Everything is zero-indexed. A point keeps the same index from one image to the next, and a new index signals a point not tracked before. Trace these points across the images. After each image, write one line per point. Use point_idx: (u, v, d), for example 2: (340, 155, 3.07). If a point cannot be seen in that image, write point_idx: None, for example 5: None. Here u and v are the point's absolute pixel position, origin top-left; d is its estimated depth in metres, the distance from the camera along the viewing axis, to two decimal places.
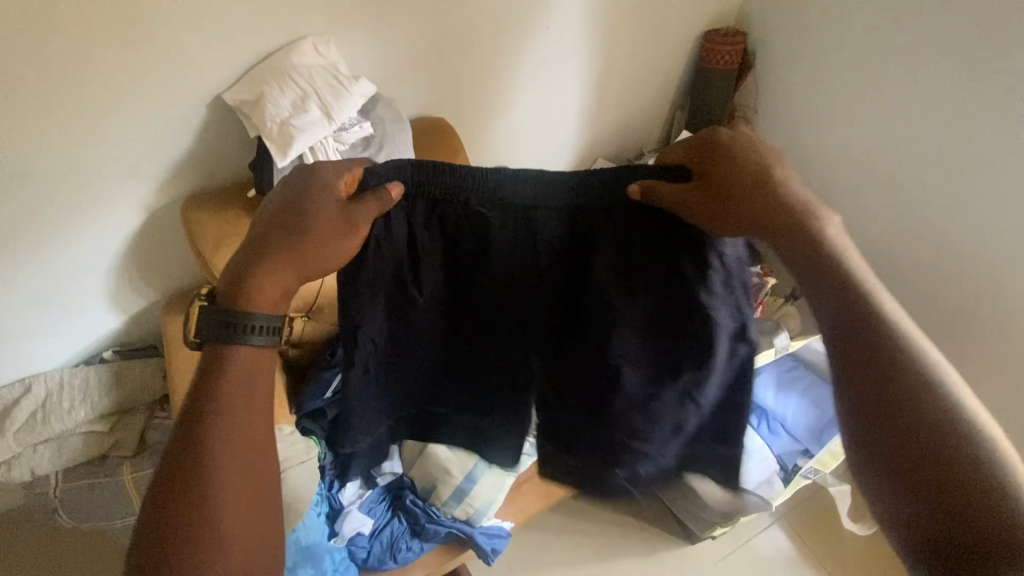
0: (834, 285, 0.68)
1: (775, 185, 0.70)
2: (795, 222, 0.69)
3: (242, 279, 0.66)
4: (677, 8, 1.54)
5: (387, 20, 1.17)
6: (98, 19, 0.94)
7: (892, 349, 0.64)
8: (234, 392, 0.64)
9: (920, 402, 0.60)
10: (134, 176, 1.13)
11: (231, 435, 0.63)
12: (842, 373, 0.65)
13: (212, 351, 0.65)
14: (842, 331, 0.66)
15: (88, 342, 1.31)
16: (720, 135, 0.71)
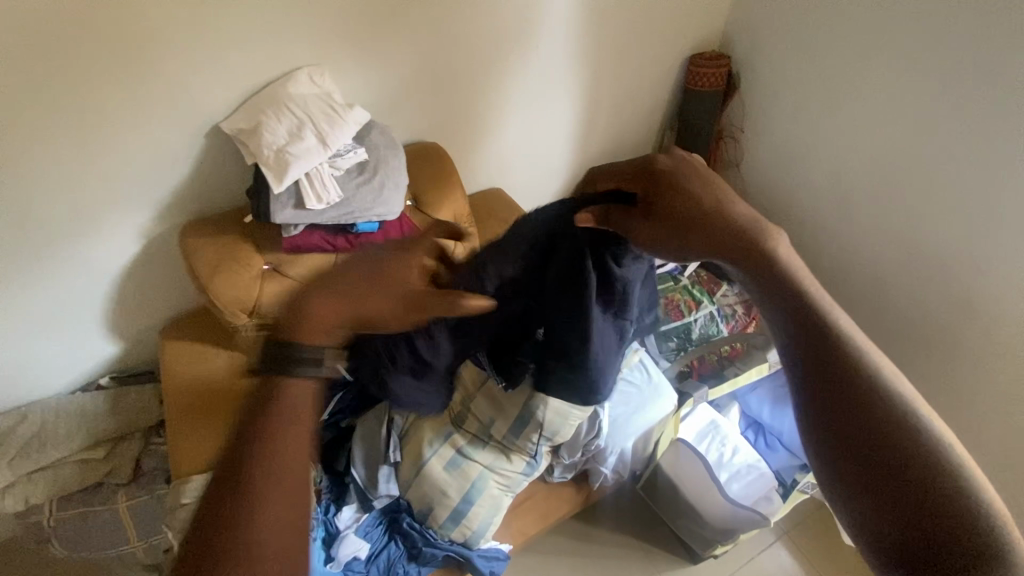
0: (788, 308, 0.58)
1: (718, 207, 0.63)
2: (736, 240, 0.61)
3: (307, 307, 0.57)
4: (659, 33, 1.58)
5: (379, 50, 1.21)
6: (95, 55, 0.97)
7: (862, 383, 0.54)
8: (282, 437, 0.52)
9: (900, 436, 0.52)
10: (132, 205, 1.15)
11: (273, 492, 0.50)
12: (811, 408, 0.55)
13: (261, 388, 0.55)
14: (804, 364, 0.56)
15: (85, 369, 1.32)
16: (659, 161, 0.68)
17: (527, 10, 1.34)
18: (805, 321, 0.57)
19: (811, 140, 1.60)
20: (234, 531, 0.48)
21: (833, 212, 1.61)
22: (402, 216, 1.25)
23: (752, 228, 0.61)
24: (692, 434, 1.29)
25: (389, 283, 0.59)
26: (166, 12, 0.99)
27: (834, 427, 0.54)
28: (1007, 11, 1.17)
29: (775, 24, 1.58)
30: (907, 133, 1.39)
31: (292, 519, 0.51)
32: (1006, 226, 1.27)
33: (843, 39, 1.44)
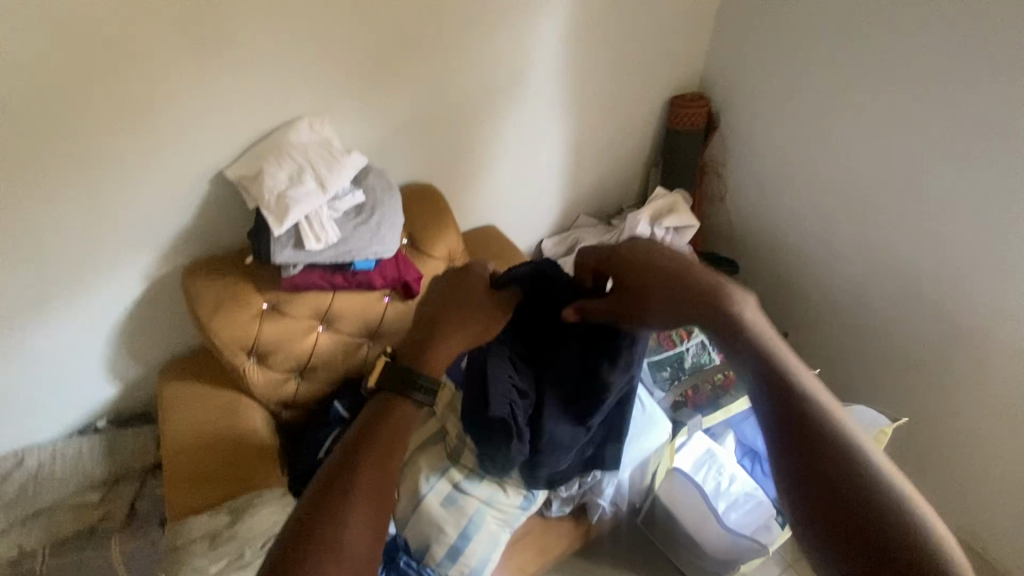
0: (760, 367, 0.60)
1: (686, 273, 0.68)
2: (708, 301, 0.65)
3: (421, 344, 0.70)
4: (639, 77, 1.67)
5: (376, 100, 1.29)
6: (106, 109, 1.04)
7: (835, 445, 0.55)
8: (388, 451, 0.61)
9: (855, 472, 0.53)
10: (138, 248, 1.19)
11: (373, 496, 0.58)
12: (784, 461, 0.56)
13: (381, 403, 0.65)
14: (782, 423, 0.57)
15: (81, 413, 1.32)
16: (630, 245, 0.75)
17: (515, 59, 1.42)
18: (768, 359, 0.60)
19: (789, 173, 1.67)
20: (334, 529, 0.55)
21: (816, 241, 1.66)
22: (398, 254, 1.30)
23: (720, 293, 0.66)
24: (690, 463, 1.29)
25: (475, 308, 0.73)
26: (173, 67, 1.05)
27: (803, 476, 0.54)
28: (959, 48, 1.27)
29: (747, 67, 1.67)
30: (878, 164, 1.46)
31: (376, 527, 0.57)
32: (980, 246, 1.33)
33: (811, 79, 1.54)
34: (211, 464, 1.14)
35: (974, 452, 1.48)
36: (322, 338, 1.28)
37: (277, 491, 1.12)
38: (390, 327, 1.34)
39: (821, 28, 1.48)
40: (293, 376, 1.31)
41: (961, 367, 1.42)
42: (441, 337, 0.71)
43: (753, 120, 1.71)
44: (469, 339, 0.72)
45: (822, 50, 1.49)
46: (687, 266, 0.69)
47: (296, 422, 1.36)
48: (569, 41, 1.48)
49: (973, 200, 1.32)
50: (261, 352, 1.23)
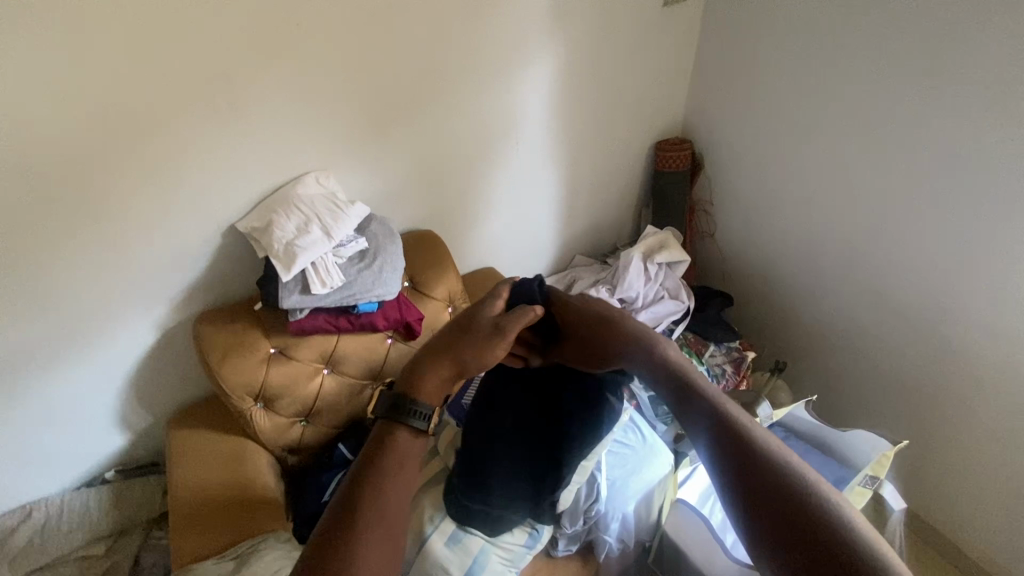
0: (697, 399, 0.72)
1: (613, 318, 0.87)
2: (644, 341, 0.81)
3: (415, 373, 0.74)
4: (625, 124, 1.78)
5: (376, 154, 1.38)
6: (125, 171, 1.12)
7: (760, 459, 0.63)
8: (394, 475, 0.64)
9: (819, 528, 0.57)
10: (153, 300, 1.26)
11: (379, 518, 0.60)
12: (722, 479, 0.65)
13: (381, 432, 0.68)
14: (715, 445, 0.66)
15: (90, 465, 1.35)
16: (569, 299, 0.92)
17: (505, 113, 1.53)
18: (723, 430, 0.67)
19: (773, 207, 1.74)
20: (343, 552, 0.57)
21: (806, 269, 1.71)
22: (400, 296, 1.34)
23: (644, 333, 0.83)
24: (695, 495, 1.22)
25: (470, 334, 0.75)
26: (190, 132, 1.15)
27: (740, 486, 0.63)
28: (922, 86, 1.32)
29: (725, 111, 1.77)
30: (855, 196, 1.52)
31: (387, 554, 0.59)
32: (964, 269, 1.35)
33: (785, 119, 1.62)
34: (219, 508, 1.15)
35: (983, 474, 1.45)
36: (327, 381, 1.32)
37: (282, 535, 1.11)
38: (393, 368, 1.38)
39: (791, 74, 1.56)
40: (299, 420, 1.33)
41: (957, 388, 1.44)
42: (433, 364, 0.74)
43: (735, 160, 1.80)
44: (461, 364, 0.74)
45: (794, 93, 1.58)
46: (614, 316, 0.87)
47: (301, 466, 1.37)
48: (556, 95, 1.59)
49: (948, 226, 1.36)
50: (268, 396, 1.26)
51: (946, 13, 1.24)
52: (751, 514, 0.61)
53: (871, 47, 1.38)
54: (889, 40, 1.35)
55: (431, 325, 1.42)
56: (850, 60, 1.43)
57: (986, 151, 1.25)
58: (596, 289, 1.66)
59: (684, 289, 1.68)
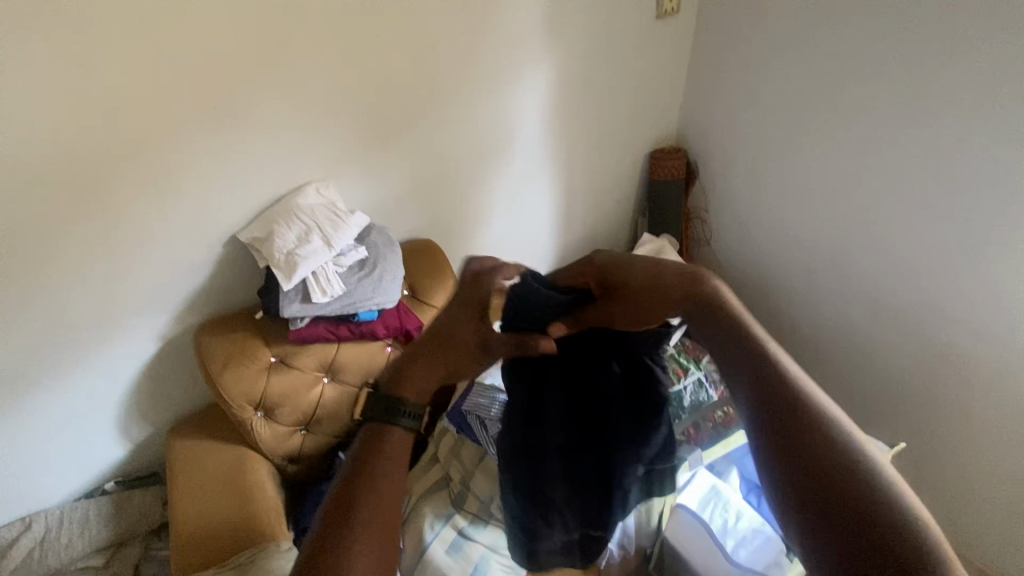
0: (743, 347, 0.56)
1: (661, 269, 0.66)
2: (697, 290, 0.62)
3: (403, 370, 0.65)
4: (621, 133, 1.81)
5: (375, 165, 1.41)
6: (129, 183, 1.14)
7: (810, 419, 0.51)
8: (386, 475, 0.58)
9: (869, 504, 0.47)
10: (154, 310, 1.27)
11: (371, 522, 0.55)
12: (761, 442, 0.53)
13: (371, 429, 0.60)
14: (760, 403, 0.53)
15: (89, 476, 1.35)
16: (602, 257, 0.73)
17: (503, 123, 1.56)
18: (761, 378, 0.54)
19: (768, 213, 1.76)
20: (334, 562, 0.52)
21: (802, 274, 1.73)
22: (399, 305, 1.36)
23: (695, 281, 0.63)
24: (694, 500, 1.24)
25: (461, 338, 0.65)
26: (194, 145, 1.17)
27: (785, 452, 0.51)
28: (908, 95, 1.36)
29: (718, 120, 1.80)
30: (847, 202, 1.55)
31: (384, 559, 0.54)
32: (958, 272, 1.38)
33: (778, 127, 1.65)
34: (220, 517, 1.15)
35: (982, 476, 1.46)
36: (327, 390, 1.32)
37: (283, 545, 1.11)
38: None
39: (783, 83, 1.60)
40: (299, 429, 1.33)
41: (951, 388, 1.45)
42: (421, 359, 0.65)
43: (729, 168, 1.82)
44: (450, 367, 0.65)
45: (785, 102, 1.61)
46: (659, 267, 0.67)
47: (302, 475, 1.37)
48: (553, 106, 1.62)
49: (938, 230, 1.39)
50: (269, 405, 1.26)
51: (932, 24, 1.29)
52: (782, 479, 0.51)
53: (860, 58, 1.42)
54: (878, 51, 1.39)
55: None
56: (840, 70, 1.47)
57: (975, 156, 1.29)
58: None
59: None
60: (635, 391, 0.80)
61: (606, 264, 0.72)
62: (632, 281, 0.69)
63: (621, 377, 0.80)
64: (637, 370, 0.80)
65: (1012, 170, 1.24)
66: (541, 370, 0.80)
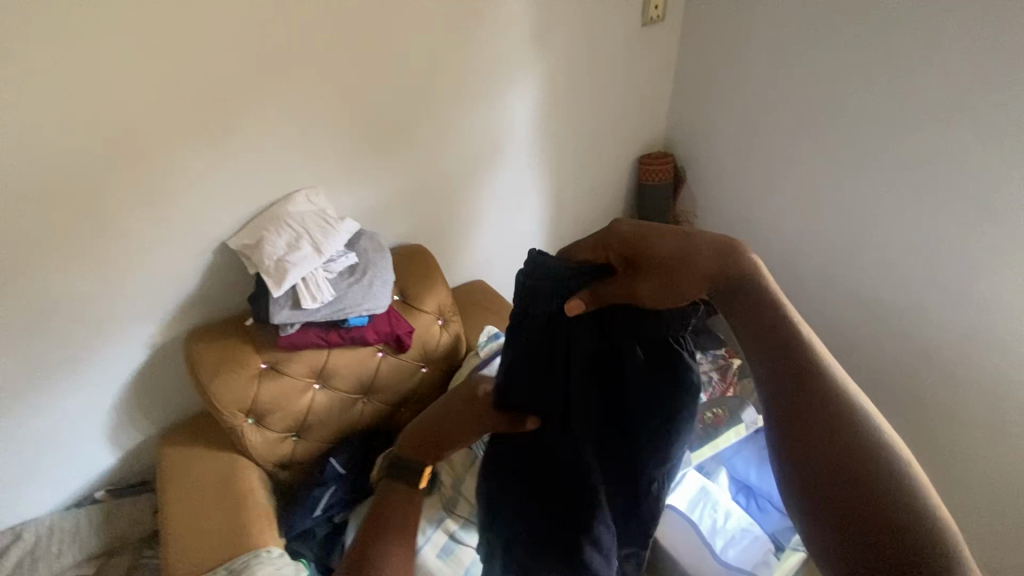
0: (762, 307, 0.64)
1: (685, 234, 0.68)
2: (729, 255, 0.67)
3: (412, 441, 0.84)
4: (610, 139, 1.83)
5: (366, 172, 1.42)
6: (119, 192, 1.14)
7: (805, 365, 0.61)
8: (399, 512, 0.73)
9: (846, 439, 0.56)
10: (144, 318, 1.27)
11: (387, 542, 0.69)
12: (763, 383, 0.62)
13: (386, 483, 0.78)
14: (769, 354, 0.62)
15: (79, 485, 1.34)
16: (623, 227, 0.72)
17: (493, 130, 1.57)
18: (772, 334, 0.63)
19: (754, 217, 1.78)
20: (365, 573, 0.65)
21: (790, 277, 1.75)
22: (390, 310, 1.36)
23: (724, 247, 0.67)
24: (683, 502, 1.24)
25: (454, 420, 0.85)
26: (184, 154, 1.18)
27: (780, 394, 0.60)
28: (889, 101, 1.39)
29: (705, 126, 1.83)
30: (831, 205, 1.58)
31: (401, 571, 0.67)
32: (941, 273, 1.41)
33: (764, 132, 1.68)
34: (210, 523, 1.15)
35: (970, 478, 1.47)
36: (318, 396, 1.32)
37: (274, 551, 1.11)
38: (383, 382, 1.39)
39: (768, 88, 1.63)
40: (290, 436, 1.34)
41: (935, 387, 1.48)
42: (424, 434, 0.84)
43: (716, 172, 1.85)
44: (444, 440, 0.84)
45: (770, 108, 1.64)
46: (685, 231, 0.69)
47: (293, 482, 1.37)
48: (542, 113, 1.64)
49: (920, 232, 1.42)
50: (260, 411, 1.26)
51: (912, 31, 1.32)
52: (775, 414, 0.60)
53: (842, 65, 1.46)
54: (860, 58, 1.42)
55: (422, 338, 1.42)
56: (824, 76, 1.50)
57: (955, 160, 1.32)
58: None
59: None
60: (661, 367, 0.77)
61: (629, 235, 0.71)
62: (662, 252, 0.69)
63: (643, 354, 0.77)
64: (660, 345, 0.77)
65: (992, 174, 1.27)
66: (562, 349, 0.79)
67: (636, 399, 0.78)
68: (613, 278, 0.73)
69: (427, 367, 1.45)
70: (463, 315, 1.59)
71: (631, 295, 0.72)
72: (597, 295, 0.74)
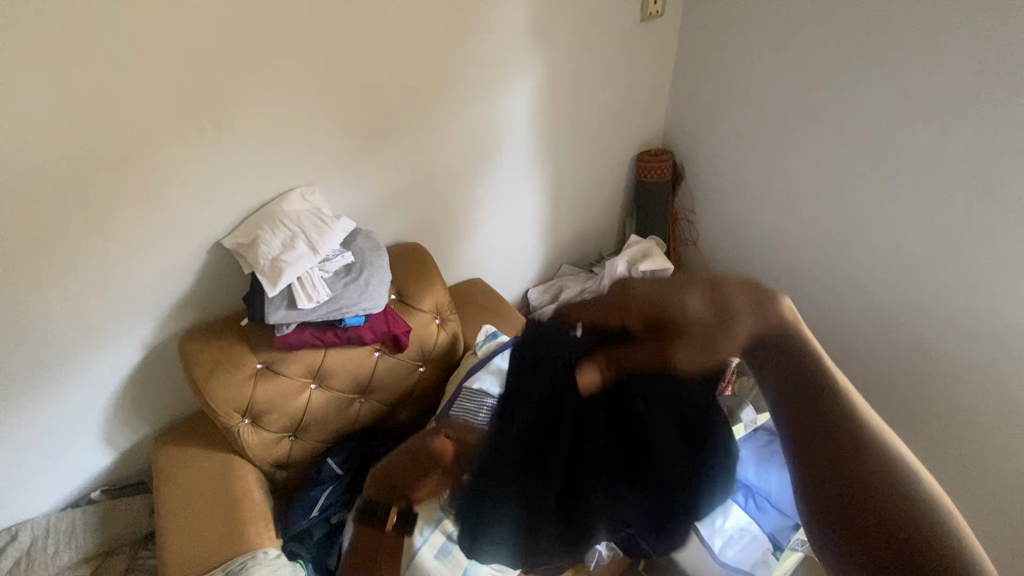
0: (800, 353, 0.53)
1: (711, 283, 0.53)
2: (765, 300, 0.54)
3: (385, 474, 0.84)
4: (608, 136, 1.81)
5: (362, 170, 1.40)
6: (112, 190, 1.13)
7: (848, 423, 0.50)
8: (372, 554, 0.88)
9: (922, 522, 0.47)
10: (140, 318, 1.26)
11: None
12: (797, 454, 0.52)
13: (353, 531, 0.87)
14: (808, 413, 0.52)
15: (75, 485, 1.33)
16: (633, 284, 0.52)
17: (490, 127, 1.56)
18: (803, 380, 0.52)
19: (753, 215, 1.78)
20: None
21: (789, 274, 1.74)
22: (387, 310, 1.35)
23: (758, 293, 0.54)
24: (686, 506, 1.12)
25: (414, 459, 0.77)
26: (178, 152, 1.16)
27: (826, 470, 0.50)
28: (891, 99, 1.38)
29: (704, 123, 1.82)
30: (831, 203, 1.57)
31: None
32: (940, 272, 1.40)
33: (763, 130, 1.66)
34: (206, 525, 1.14)
35: None
36: (314, 396, 1.31)
37: (270, 552, 1.11)
38: (380, 381, 1.38)
39: (768, 85, 1.61)
40: (287, 436, 1.33)
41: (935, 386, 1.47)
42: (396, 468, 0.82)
43: (715, 169, 1.83)
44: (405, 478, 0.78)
45: (770, 105, 1.63)
46: (713, 285, 0.53)
47: (290, 482, 1.37)
48: (540, 110, 1.62)
49: (919, 230, 1.41)
50: (256, 412, 1.25)
51: (914, 28, 1.30)
52: (812, 488, 0.50)
53: (843, 62, 1.44)
54: (860, 55, 1.41)
55: (419, 338, 1.41)
56: (825, 73, 1.48)
57: (956, 159, 1.31)
58: None
59: None
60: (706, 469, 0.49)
61: (648, 292, 0.51)
62: (691, 309, 0.51)
63: (685, 450, 0.49)
64: (701, 435, 0.50)
65: (993, 173, 1.26)
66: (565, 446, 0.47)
67: (669, 517, 0.50)
68: (636, 342, 0.49)
69: (425, 366, 1.45)
70: (460, 314, 1.58)
71: (671, 367, 0.49)
72: (619, 366, 0.49)
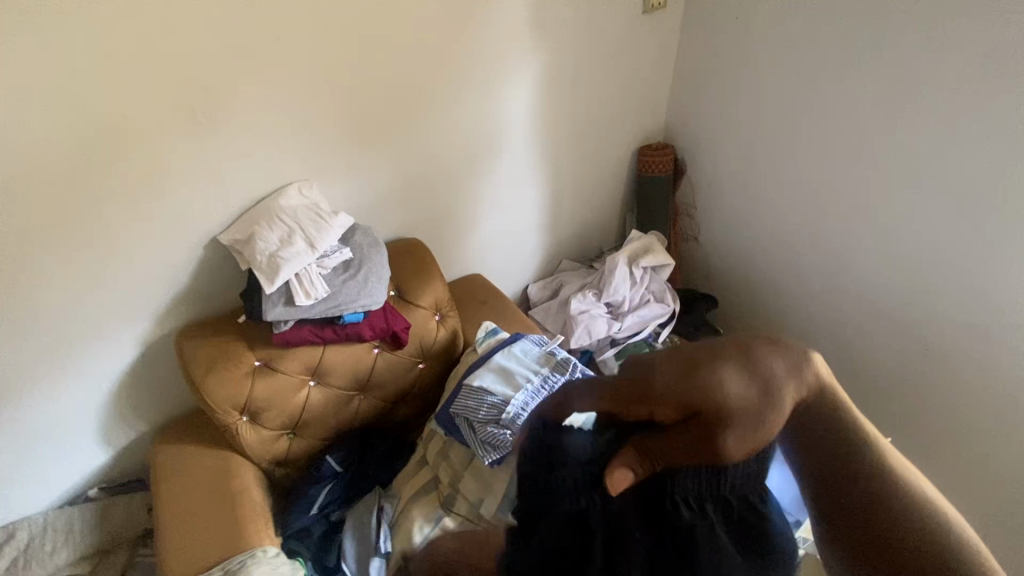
0: (810, 412, 0.66)
1: (714, 359, 0.66)
2: (762, 376, 0.65)
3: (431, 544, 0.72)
4: (609, 130, 1.79)
5: (360, 164, 1.38)
6: (106, 185, 1.11)
7: (863, 466, 0.63)
8: None
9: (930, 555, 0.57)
10: (136, 314, 1.24)
11: None
12: (823, 500, 0.61)
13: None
14: (824, 456, 0.63)
15: (72, 482, 1.32)
16: (642, 369, 0.67)
17: (490, 120, 1.53)
18: (825, 434, 0.64)
19: (755, 210, 1.76)
20: None
21: (790, 270, 1.73)
22: (386, 306, 1.34)
23: (742, 354, 0.66)
24: None
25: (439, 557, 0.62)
26: (173, 146, 1.14)
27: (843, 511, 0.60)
28: (895, 92, 1.36)
29: (706, 116, 1.80)
30: (833, 198, 1.55)
31: None
32: (942, 270, 1.39)
33: (765, 125, 1.65)
34: (204, 524, 1.13)
35: None
36: (313, 393, 1.30)
37: (270, 550, 1.10)
38: (380, 378, 1.37)
39: (771, 80, 1.59)
40: (286, 433, 1.32)
41: (937, 382, 1.46)
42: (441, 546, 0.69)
43: (717, 163, 1.82)
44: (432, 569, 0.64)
45: (772, 99, 1.61)
46: (708, 361, 0.65)
47: (289, 479, 1.36)
48: (539, 104, 1.60)
49: (922, 226, 1.40)
50: (254, 409, 1.24)
51: (919, 22, 1.28)
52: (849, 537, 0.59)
53: (846, 55, 1.42)
54: (863, 48, 1.39)
55: (418, 334, 1.40)
56: (828, 66, 1.46)
57: (960, 157, 1.30)
58: (583, 294, 1.68)
59: (669, 292, 1.71)
60: (757, 569, 0.53)
61: (666, 373, 0.65)
62: (692, 390, 0.64)
63: (725, 542, 0.53)
64: (746, 520, 0.56)
65: (997, 171, 1.25)
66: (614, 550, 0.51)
67: None
68: (665, 430, 0.61)
69: (424, 363, 1.44)
70: (460, 310, 1.57)
71: (702, 456, 0.59)
72: (648, 455, 0.60)
